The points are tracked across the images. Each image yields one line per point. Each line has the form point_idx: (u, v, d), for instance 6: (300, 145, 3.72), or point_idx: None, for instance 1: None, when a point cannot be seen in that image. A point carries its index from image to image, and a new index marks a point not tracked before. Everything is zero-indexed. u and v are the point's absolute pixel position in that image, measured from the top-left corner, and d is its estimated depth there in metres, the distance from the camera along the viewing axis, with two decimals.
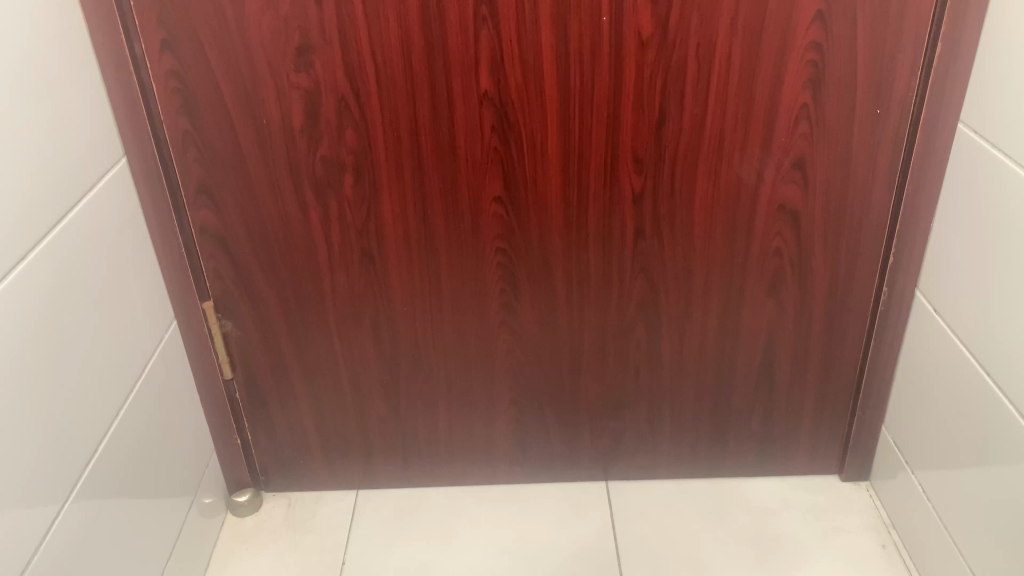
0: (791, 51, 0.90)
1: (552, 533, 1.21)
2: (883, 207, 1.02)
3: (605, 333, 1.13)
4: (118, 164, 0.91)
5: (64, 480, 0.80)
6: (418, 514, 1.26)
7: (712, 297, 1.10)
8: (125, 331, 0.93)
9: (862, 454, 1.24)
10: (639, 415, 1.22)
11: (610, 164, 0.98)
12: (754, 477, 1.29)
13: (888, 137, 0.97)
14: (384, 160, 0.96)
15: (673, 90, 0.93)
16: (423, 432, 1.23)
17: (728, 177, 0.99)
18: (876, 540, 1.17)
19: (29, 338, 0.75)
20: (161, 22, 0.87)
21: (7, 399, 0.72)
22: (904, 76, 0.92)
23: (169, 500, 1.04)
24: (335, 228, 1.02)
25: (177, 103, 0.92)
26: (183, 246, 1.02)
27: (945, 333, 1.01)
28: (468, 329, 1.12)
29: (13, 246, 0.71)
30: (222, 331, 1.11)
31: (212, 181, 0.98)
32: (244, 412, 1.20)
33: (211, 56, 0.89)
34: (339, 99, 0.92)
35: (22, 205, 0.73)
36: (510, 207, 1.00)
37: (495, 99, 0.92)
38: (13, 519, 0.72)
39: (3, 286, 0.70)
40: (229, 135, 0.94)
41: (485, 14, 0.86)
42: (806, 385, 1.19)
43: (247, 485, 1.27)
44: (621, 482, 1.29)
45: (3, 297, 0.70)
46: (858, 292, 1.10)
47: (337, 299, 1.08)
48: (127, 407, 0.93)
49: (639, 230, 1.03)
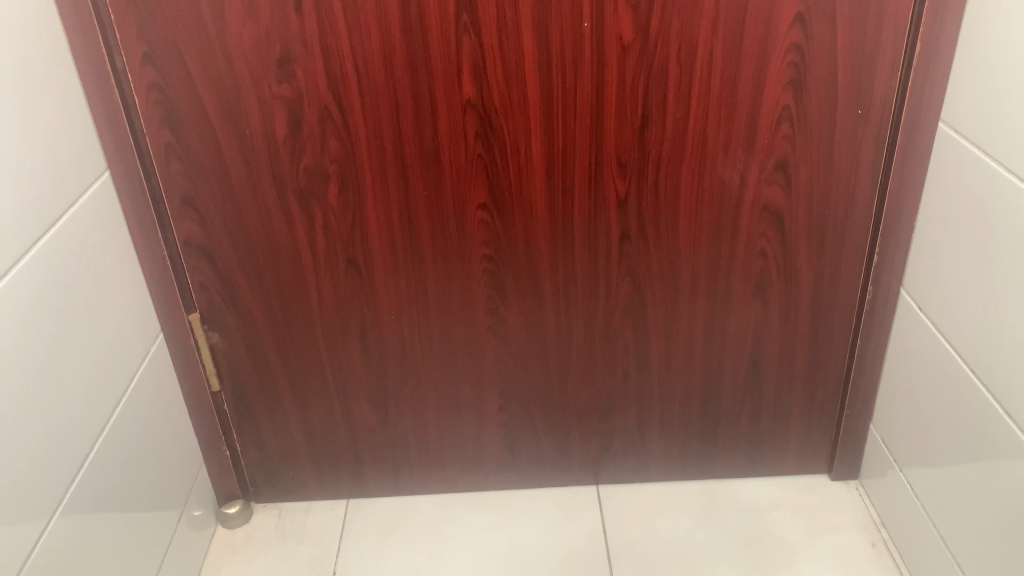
0: (772, 53, 0.91)
1: (545, 536, 1.21)
2: (867, 207, 1.03)
3: (593, 336, 1.13)
4: (100, 178, 0.91)
5: (60, 479, 0.81)
6: (409, 522, 1.25)
7: (698, 299, 1.10)
8: (116, 337, 0.94)
9: (851, 454, 1.25)
10: (628, 419, 1.22)
11: (594, 169, 0.98)
12: (745, 478, 1.30)
13: (870, 136, 0.97)
14: (369, 167, 0.96)
15: (655, 93, 0.93)
16: (413, 440, 1.23)
17: (711, 181, 1.00)
18: (866, 538, 1.18)
19: (30, 336, 0.76)
20: (142, 35, 0.86)
21: (11, 394, 0.73)
22: (884, 77, 0.93)
23: (161, 508, 1.04)
24: (320, 237, 1.01)
25: (159, 115, 0.91)
26: (168, 258, 1.01)
27: (929, 331, 1.02)
28: (455, 335, 1.12)
29: (10, 246, 0.73)
30: (209, 343, 1.11)
31: (196, 192, 0.97)
32: (232, 423, 1.19)
33: (191, 66, 0.88)
34: (321, 108, 0.92)
35: (19, 207, 0.75)
36: (495, 213, 1.01)
37: (478, 107, 0.92)
38: (13, 513, 0.73)
39: (3, 283, 0.72)
40: (211, 145, 0.94)
41: (467, 21, 0.87)
42: (794, 385, 1.20)
43: (236, 496, 1.26)
44: (611, 486, 1.29)
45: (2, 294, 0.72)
46: (844, 292, 1.10)
47: (324, 308, 1.08)
48: (115, 418, 0.93)
49: (624, 234, 1.03)
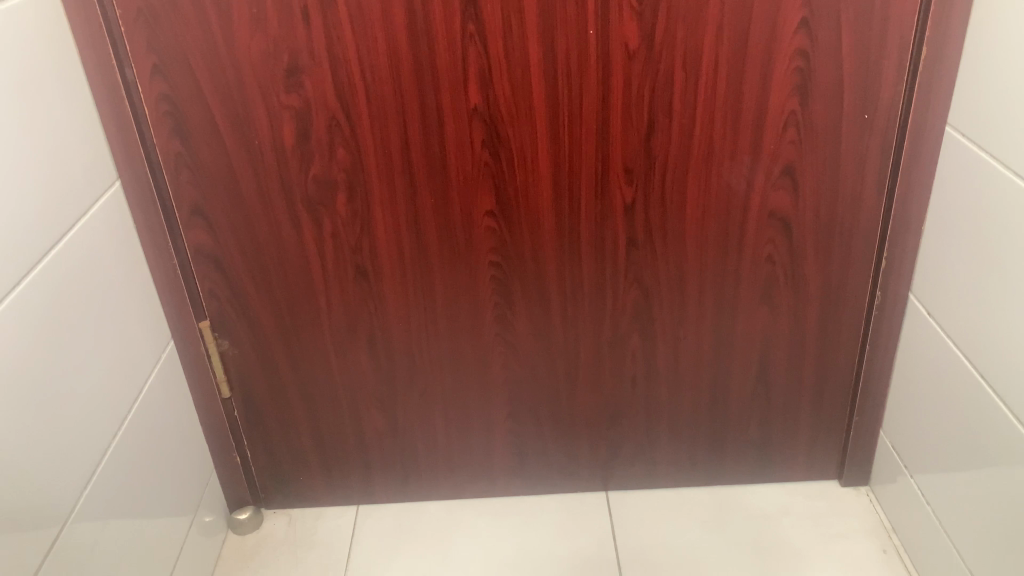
0: (777, 59, 0.91)
1: (553, 543, 1.21)
2: (874, 212, 1.02)
3: (600, 343, 1.13)
4: (111, 189, 0.92)
5: (73, 486, 0.82)
6: (419, 529, 1.26)
7: (705, 305, 1.10)
8: (127, 344, 0.95)
9: (861, 459, 1.24)
10: (637, 425, 1.22)
11: (600, 175, 0.98)
12: (754, 484, 1.29)
13: (877, 141, 0.97)
14: (376, 175, 0.97)
15: (660, 99, 0.93)
16: (421, 447, 1.23)
17: (717, 187, 1.00)
18: (877, 545, 1.17)
19: (43, 344, 0.78)
20: (151, 47, 0.87)
21: (24, 401, 0.75)
22: (889, 82, 0.93)
23: (173, 514, 1.05)
24: (328, 245, 1.02)
25: (168, 126, 0.93)
26: (178, 267, 1.03)
27: (938, 335, 1.01)
28: (463, 342, 1.12)
29: (24, 255, 0.74)
30: (219, 351, 1.12)
31: (206, 203, 0.98)
32: (243, 430, 1.20)
33: (200, 78, 0.89)
34: (329, 117, 0.92)
35: (33, 216, 0.76)
36: (502, 220, 1.01)
37: (484, 115, 0.93)
38: (27, 518, 0.74)
39: (3, 307, 0.71)
40: (221, 156, 0.95)
41: (473, 30, 0.87)
42: (802, 391, 1.19)
43: (247, 503, 1.27)
44: (620, 492, 1.29)
45: (2, 318, 0.71)
46: (852, 297, 1.10)
47: (333, 316, 1.09)
48: (124, 431, 0.93)
49: (631, 239, 1.04)
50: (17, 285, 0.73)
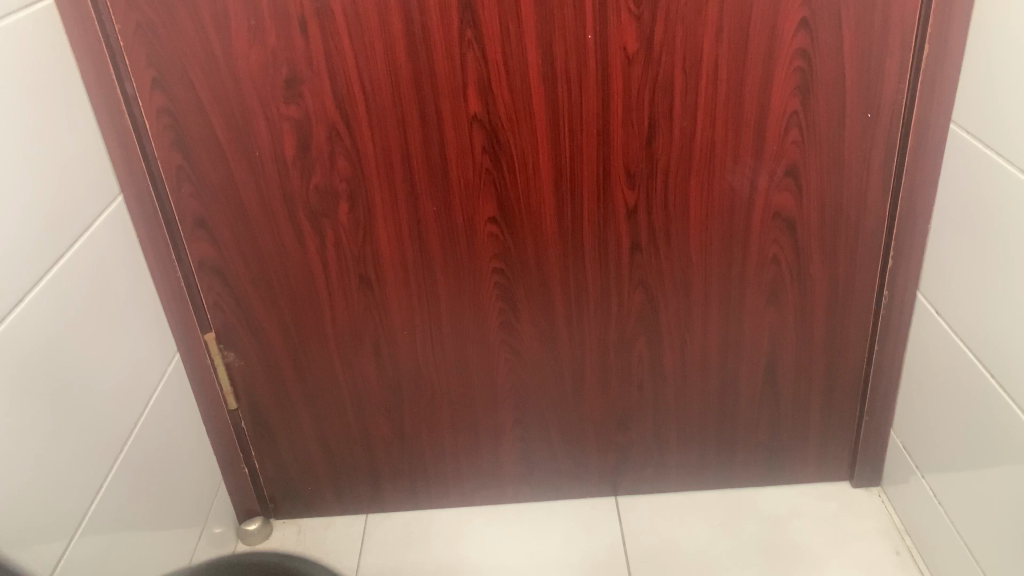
0: (778, 59, 0.90)
1: (563, 549, 1.21)
2: (880, 211, 1.02)
3: (607, 347, 1.13)
4: (113, 203, 0.92)
5: (80, 499, 0.82)
6: (428, 537, 1.25)
7: (711, 307, 1.10)
8: (133, 356, 0.95)
9: (873, 459, 1.23)
10: (645, 429, 1.21)
11: (602, 179, 0.98)
12: (764, 487, 1.28)
13: (881, 139, 0.96)
14: (378, 185, 0.97)
15: (661, 102, 0.93)
16: (429, 454, 1.23)
17: (721, 189, 0.99)
18: (891, 546, 1.16)
19: (48, 359, 0.78)
20: (151, 61, 0.88)
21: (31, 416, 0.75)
22: (892, 80, 0.92)
23: (181, 526, 1.05)
24: (331, 255, 1.02)
25: (170, 139, 0.93)
26: (183, 279, 1.03)
27: (947, 334, 1.00)
28: (468, 349, 1.12)
29: (29, 270, 0.75)
30: (224, 362, 1.12)
31: (208, 215, 0.99)
32: (250, 440, 1.20)
33: (200, 91, 0.90)
34: (330, 127, 0.92)
35: (38, 231, 0.77)
36: (505, 226, 1.01)
37: (484, 122, 0.93)
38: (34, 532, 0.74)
39: (3, 327, 0.71)
40: (222, 167, 0.95)
41: (471, 37, 0.87)
42: (812, 392, 1.18)
43: (257, 513, 1.27)
44: (629, 497, 1.29)
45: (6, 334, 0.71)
46: (859, 296, 1.09)
47: (338, 325, 1.09)
48: (127, 449, 0.92)
49: (635, 243, 1.03)
50: (23, 299, 0.74)
